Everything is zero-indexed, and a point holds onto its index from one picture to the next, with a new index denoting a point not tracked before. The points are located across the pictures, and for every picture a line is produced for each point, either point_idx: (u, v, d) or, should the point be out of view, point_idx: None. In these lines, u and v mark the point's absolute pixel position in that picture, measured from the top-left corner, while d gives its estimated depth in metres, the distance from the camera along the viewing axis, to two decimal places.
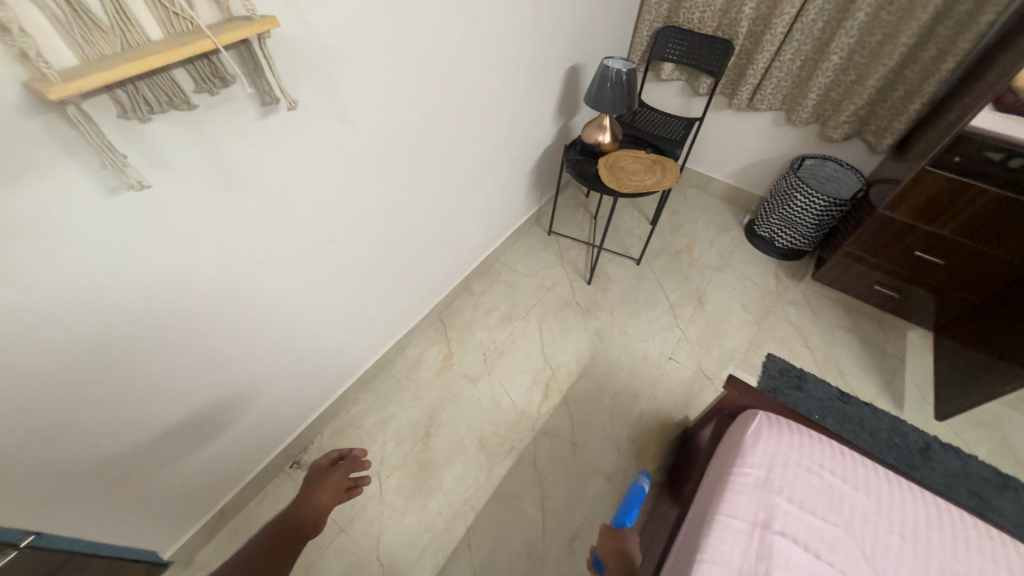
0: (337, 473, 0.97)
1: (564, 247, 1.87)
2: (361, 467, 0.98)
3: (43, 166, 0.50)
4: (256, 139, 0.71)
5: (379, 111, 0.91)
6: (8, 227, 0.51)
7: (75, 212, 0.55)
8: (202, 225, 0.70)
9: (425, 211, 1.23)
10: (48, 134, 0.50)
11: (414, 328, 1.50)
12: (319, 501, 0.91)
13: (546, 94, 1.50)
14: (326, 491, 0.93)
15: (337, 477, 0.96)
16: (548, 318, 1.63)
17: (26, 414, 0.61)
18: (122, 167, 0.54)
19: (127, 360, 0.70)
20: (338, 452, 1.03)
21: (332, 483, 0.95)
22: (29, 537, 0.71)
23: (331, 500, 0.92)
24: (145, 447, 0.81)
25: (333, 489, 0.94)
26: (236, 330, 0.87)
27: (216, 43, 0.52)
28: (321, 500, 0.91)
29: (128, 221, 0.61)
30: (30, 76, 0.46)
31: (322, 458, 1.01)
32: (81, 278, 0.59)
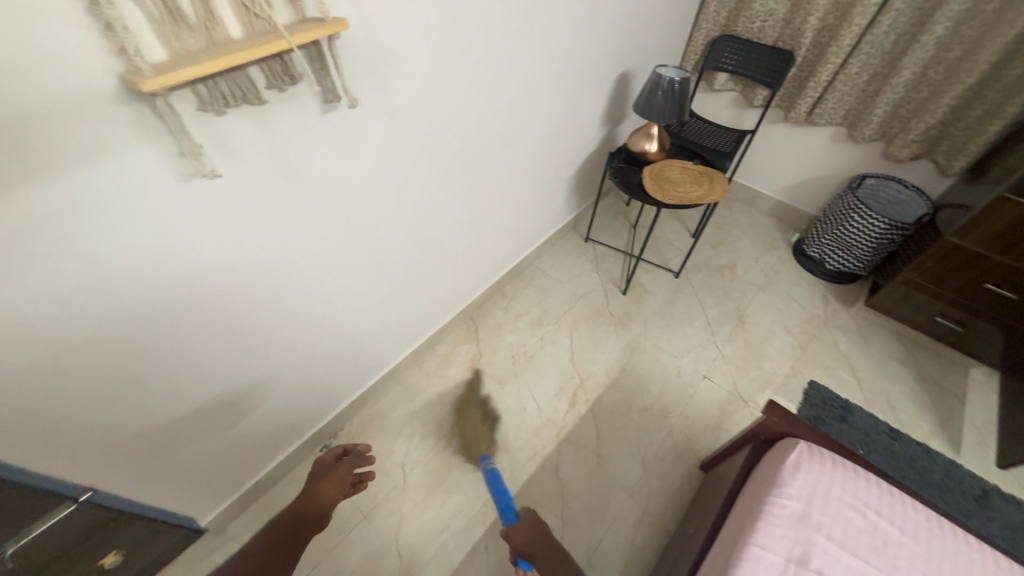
0: (342, 468, 0.96)
1: (600, 255, 1.85)
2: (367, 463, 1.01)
3: (126, 150, 0.55)
4: (315, 134, 0.74)
5: (429, 110, 0.92)
6: (93, 204, 0.55)
7: (151, 194, 0.59)
8: (257, 212, 0.74)
9: (466, 210, 1.25)
10: (135, 123, 0.54)
11: (446, 326, 1.51)
12: (324, 493, 0.91)
13: (594, 100, 1.49)
14: (331, 485, 0.93)
15: (342, 474, 0.96)
16: (580, 325, 1.61)
17: (92, 376, 0.67)
18: (196, 155, 0.58)
19: (177, 335, 0.74)
20: (344, 447, 1.02)
21: (338, 478, 0.94)
22: (86, 493, 0.77)
23: (336, 495, 0.93)
24: (191, 417, 0.86)
25: (339, 483, 0.94)
26: (279, 313, 0.90)
27: (290, 43, 0.55)
28: (326, 494, 0.91)
29: (194, 204, 0.65)
30: (125, 68, 0.50)
31: (327, 452, 1.00)
32: (147, 256, 0.64)
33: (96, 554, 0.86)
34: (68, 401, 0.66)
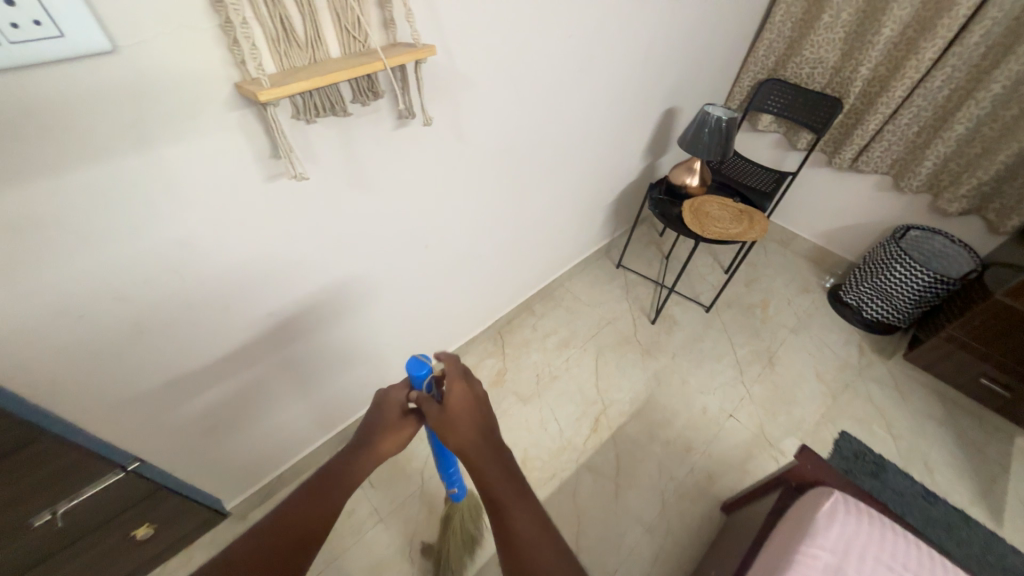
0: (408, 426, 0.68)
1: (630, 283, 1.86)
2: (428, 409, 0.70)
3: (228, 148, 0.60)
4: (388, 146, 0.79)
5: (490, 131, 0.97)
6: (189, 194, 0.61)
7: (242, 190, 0.65)
8: (325, 215, 0.79)
9: (510, 227, 1.28)
10: (240, 126, 0.60)
11: (475, 338, 1.54)
12: (381, 449, 0.66)
13: (640, 131, 1.53)
14: (391, 437, 0.67)
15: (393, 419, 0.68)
16: (606, 351, 1.61)
17: (162, 353, 0.72)
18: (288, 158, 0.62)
19: (239, 321, 0.80)
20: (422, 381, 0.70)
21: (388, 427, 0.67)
22: (135, 463, 0.81)
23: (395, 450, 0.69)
24: (236, 403, 0.90)
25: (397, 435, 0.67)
26: (330, 311, 0.95)
27: (384, 63, 0.60)
28: (385, 447, 0.67)
29: (274, 203, 0.70)
30: (240, 79, 0.56)
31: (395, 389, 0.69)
32: (224, 246, 0.69)
33: (131, 524, 0.90)
34: (138, 374, 0.71)
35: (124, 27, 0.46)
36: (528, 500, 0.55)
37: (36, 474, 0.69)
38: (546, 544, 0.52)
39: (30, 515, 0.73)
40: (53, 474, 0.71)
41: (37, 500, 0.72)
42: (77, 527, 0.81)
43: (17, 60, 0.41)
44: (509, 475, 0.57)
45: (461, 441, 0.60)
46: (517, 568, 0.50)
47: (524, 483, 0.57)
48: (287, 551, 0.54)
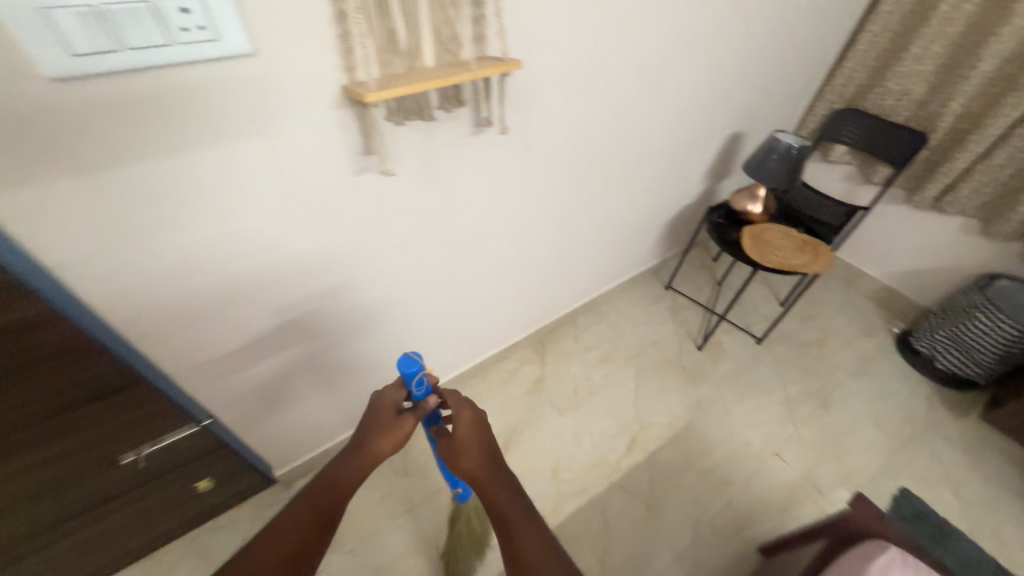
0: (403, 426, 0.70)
1: (678, 306, 1.82)
2: (420, 409, 0.70)
3: (327, 141, 0.67)
4: (463, 150, 0.84)
5: (558, 143, 1.01)
6: (290, 180, 0.68)
7: (332, 181, 0.72)
8: (398, 210, 0.84)
9: (563, 237, 1.30)
10: (340, 123, 0.66)
11: (516, 343, 1.57)
12: (377, 451, 0.68)
13: (702, 153, 1.51)
14: (386, 438, 0.69)
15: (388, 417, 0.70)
16: (646, 372, 1.59)
17: (243, 321, 0.80)
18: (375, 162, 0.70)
19: (311, 300, 0.87)
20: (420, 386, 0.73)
21: (383, 426, 0.70)
22: (208, 420, 0.89)
23: (391, 451, 0.70)
24: (297, 376, 0.97)
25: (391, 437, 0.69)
26: (391, 300, 1.01)
27: (473, 74, 0.65)
28: (379, 449, 0.68)
29: (357, 195, 0.77)
30: (346, 82, 0.62)
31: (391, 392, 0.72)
32: (310, 230, 0.76)
33: (194, 475, 0.99)
34: (223, 338, 0.79)
35: (262, 32, 0.53)
36: (531, 518, 0.64)
37: (129, 413, 0.78)
38: (550, 560, 0.59)
39: (119, 450, 0.83)
40: (142, 416, 0.80)
41: (128, 438, 0.82)
42: (151, 470, 0.91)
43: (180, 56, 0.49)
44: (514, 495, 0.66)
45: (470, 465, 0.68)
46: None
47: (528, 501, 0.66)
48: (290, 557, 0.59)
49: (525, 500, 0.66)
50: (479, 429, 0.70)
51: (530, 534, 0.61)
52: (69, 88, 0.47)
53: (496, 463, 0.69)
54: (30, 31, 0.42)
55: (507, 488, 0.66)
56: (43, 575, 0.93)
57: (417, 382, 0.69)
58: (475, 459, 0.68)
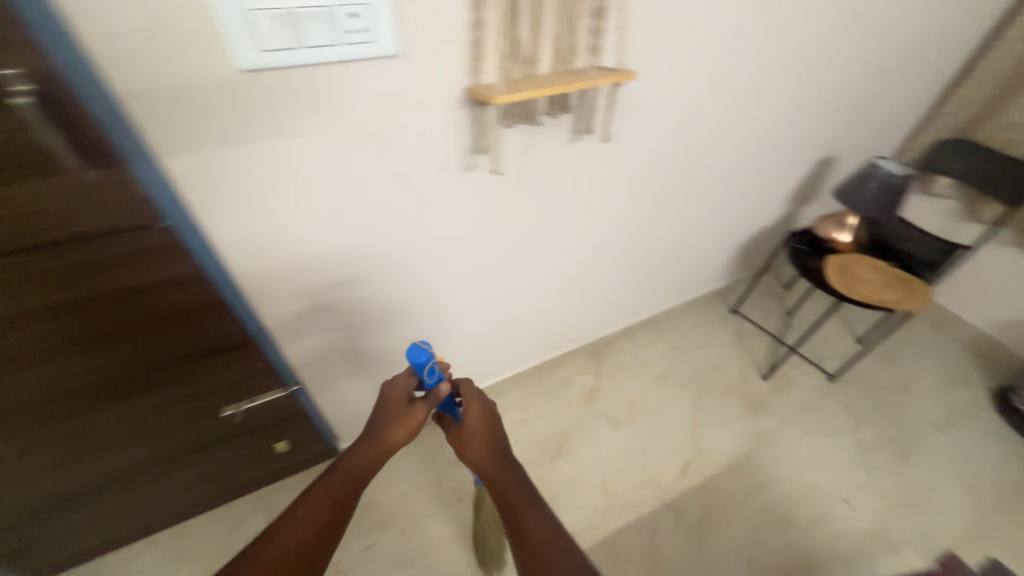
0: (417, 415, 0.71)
1: (743, 331, 1.75)
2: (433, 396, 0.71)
3: (442, 137, 0.71)
4: (559, 155, 0.87)
5: (648, 155, 1.01)
6: (404, 171, 0.73)
7: (439, 175, 0.76)
8: (492, 208, 0.88)
9: (636, 248, 1.30)
10: (457, 121, 0.70)
11: (574, 351, 1.57)
12: (391, 440, 0.70)
13: (788, 176, 1.46)
14: (400, 426, 0.70)
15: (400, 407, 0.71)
16: (706, 396, 1.54)
17: (341, 294, 0.86)
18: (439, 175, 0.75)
19: (401, 284, 0.92)
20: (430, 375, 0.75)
21: (396, 415, 0.71)
22: (294, 386, 0.96)
23: (406, 440, 0.71)
24: (375, 351, 1.04)
25: (405, 426, 0.71)
26: (469, 293, 1.05)
27: (588, 83, 0.67)
28: (395, 439, 0.70)
29: (459, 190, 0.81)
30: (469, 85, 0.67)
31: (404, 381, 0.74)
32: (412, 219, 0.80)
33: (274, 436, 1.07)
34: (324, 307, 0.87)
35: (409, 35, 0.58)
36: (534, 499, 0.68)
37: (234, 371, 0.85)
38: (553, 539, 0.63)
39: (220, 404, 0.91)
40: (243, 375, 0.87)
41: (229, 393, 0.89)
42: (241, 425, 0.99)
43: (339, 54, 0.55)
44: (517, 480, 0.70)
45: (476, 453, 0.72)
46: (530, 554, 0.61)
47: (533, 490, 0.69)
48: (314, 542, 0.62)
49: (529, 484, 0.70)
50: (486, 420, 0.73)
51: (533, 514, 0.66)
52: (252, 78, 0.54)
53: (500, 449, 0.73)
54: (233, 26, 0.49)
55: (512, 473, 0.70)
56: (140, 505, 1.02)
57: (428, 371, 0.70)
58: (481, 447, 0.72)
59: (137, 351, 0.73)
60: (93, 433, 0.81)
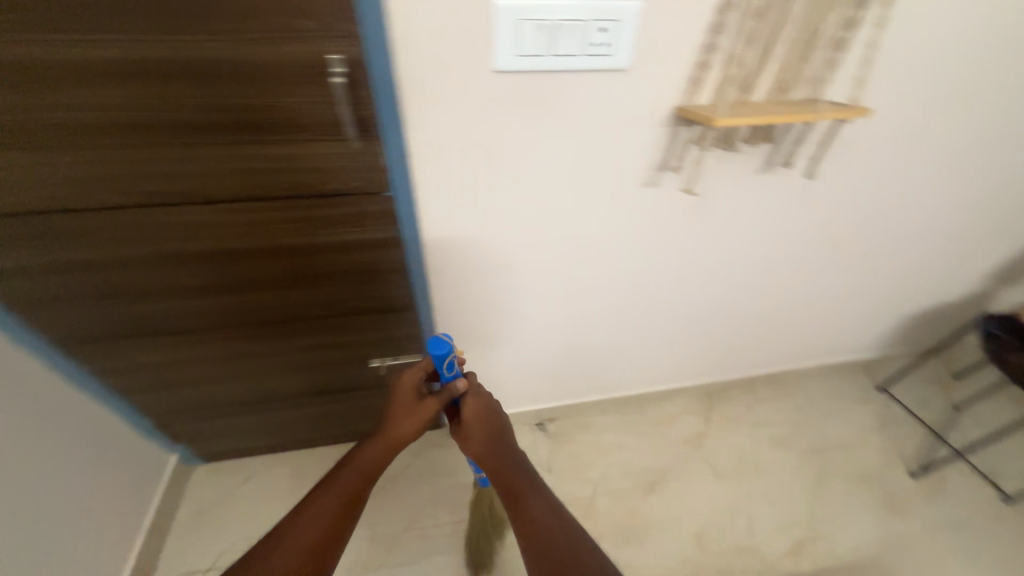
0: (426, 410, 0.75)
1: (891, 415, 1.51)
2: (443, 393, 0.74)
3: (637, 150, 0.73)
4: (741, 184, 0.84)
5: (832, 199, 0.93)
6: (592, 177, 0.75)
7: (621, 186, 0.78)
8: (658, 226, 0.87)
9: (788, 296, 1.19)
10: (656, 137, 0.71)
11: (685, 389, 1.49)
12: (400, 434, 0.74)
13: (994, 248, 1.23)
14: (411, 419, 0.74)
15: (411, 401, 0.76)
16: (832, 476, 1.35)
17: (498, 284, 0.91)
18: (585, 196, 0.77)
19: (550, 286, 0.95)
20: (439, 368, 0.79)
21: (407, 408, 0.75)
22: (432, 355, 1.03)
23: (415, 433, 0.76)
24: (506, 346, 1.07)
25: (415, 419, 0.75)
26: (607, 309, 1.05)
27: (811, 117, 0.64)
28: (404, 432, 0.75)
29: (634, 204, 0.82)
30: (681, 104, 0.67)
31: (413, 376, 0.78)
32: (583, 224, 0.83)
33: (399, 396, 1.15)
34: (480, 292, 0.92)
35: (641, 53, 0.61)
36: (537, 487, 0.71)
37: (393, 330, 0.93)
38: (555, 525, 0.66)
39: (371, 354, 0.99)
40: (398, 336, 0.95)
41: (382, 347, 0.97)
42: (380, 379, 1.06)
43: (580, 65, 0.60)
44: (521, 471, 0.73)
45: (479, 448, 0.76)
46: (533, 539, 0.65)
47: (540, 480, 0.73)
48: (331, 529, 0.66)
49: (533, 474, 0.73)
50: (489, 417, 0.76)
51: (537, 502, 0.69)
52: (500, 79, 0.60)
53: (504, 442, 0.75)
54: (503, 34, 0.56)
55: (516, 465, 0.74)
56: (281, 428, 1.15)
57: (445, 364, 0.71)
58: (484, 441, 0.75)
59: (331, 294, 0.83)
60: (272, 360, 0.94)
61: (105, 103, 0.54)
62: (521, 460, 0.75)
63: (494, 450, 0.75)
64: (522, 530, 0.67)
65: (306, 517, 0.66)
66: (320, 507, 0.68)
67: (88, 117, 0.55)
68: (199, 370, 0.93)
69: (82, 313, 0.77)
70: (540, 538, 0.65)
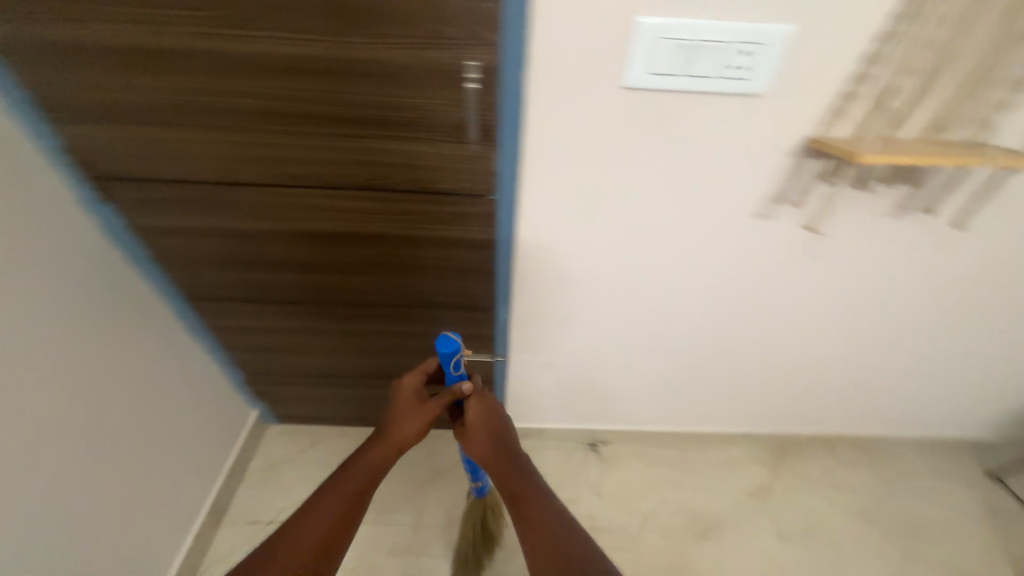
0: (428, 413, 0.77)
1: (1003, 508, 1.30)
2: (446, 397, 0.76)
3: (754, 179, 0.69)
4: (862, 224, 0.77)
5: (970, 252, 0.83)
6: (699, 202, 0.73)
7: (729, 214, 0.74)
8: (760, 259, 0.82)
9: (895, 352, 1.07)
10: (779, 167, 0.67)
11: (753, 435, 1.38)
12: (401, 436, 0.76)
13: None
14: (413, 422, 0.77)
15: (413, 404, 0.78)
16: (921, 565, 1.18)
17: (579, 298, 0.90)
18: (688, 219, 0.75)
19: (631, 307, 0.92)
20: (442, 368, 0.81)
21: (411, 411, 0.77)
22: (500, 356, 1.04)
23: (417, 435, 0.78)
24: (575, 360, 1.06)
25: (417, 422, 0.77)
26: (687, 337, 1.00)
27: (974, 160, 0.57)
28: (405, 435, 0.77)
29: (739, 234, 0.77)
30: (814, 135, 0.63)
31: (413, 379, 0.79)
32: (680, 248, 0.80)
33: None
34: (560, 304, 0.92)
35: (781, 79, 0.58)
36: (539, 491, 0.75)
37: (469, 328, 0.96)
38: (558, 531, 0.70)
39: (444, 348, 1.01)
40: (473, 335, 0.97)
41: (454, 342, 0.99)
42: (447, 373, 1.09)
43: (713, 87, 0.58)
44: (523, 476, 0.76)
45: (481, 450, 0.78)
46: (538, 543, 0.70)
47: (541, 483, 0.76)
48: (336, 532, 0.70)
49: (535, 478, 0.77)
50: (490, 420, 0.78)
51: (539, 508, 0.73)
52: (627, 96, 0.60)
53: (506, 446, 0.78)
54: (639, 51, 0.56)
55: (518, 469, 0.76)
56: (348, 404, 1.21)
57: (452, 363, 0.73)
58: (487, 444, 0.78)
59: (420, 285, 0.86)
60: (354, 340, 0.99)
61: (267, 93, 0.60)
62: (522, 463, 0.77)
63: (498, 453, 0.78)
64: (527, 535, 0.71)
65: (312, 522, 0.70)
66: (325, 511, 0.71)
67: (237, 104, 0.61)
68: (290, 340, 1.00)
69: (208, 276, 0.86)
70: (545, 544, 0.70)
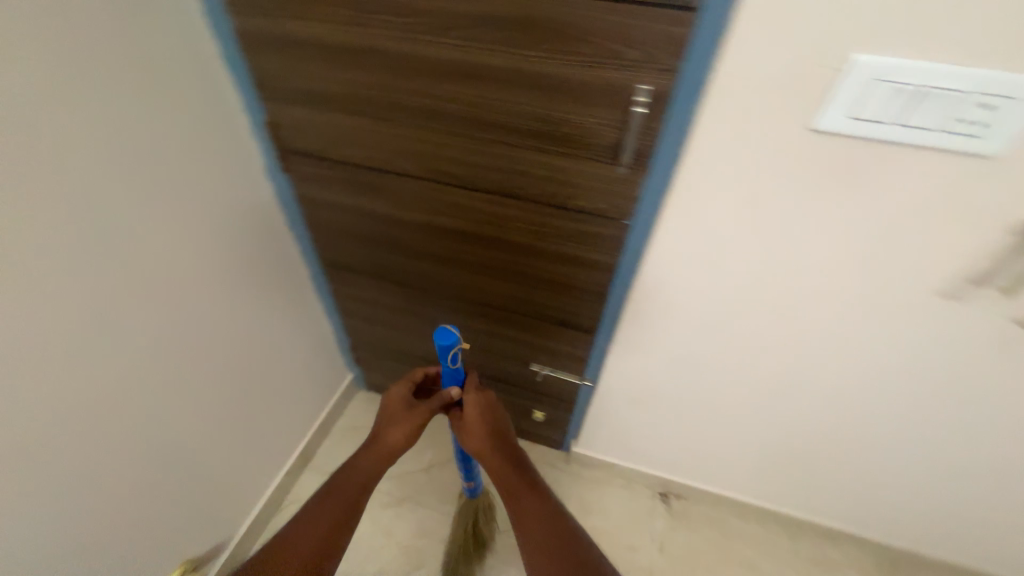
0: (418, 416, 0.79)
1: None
2: (437, 401, 0.77)
3: (949, 250, 0.59)
4: None
5: None
6: (869, 265, 0.63)
7: (904, 284, 0.64)
8: (931, 341, 0.69)
9: None
10: (989, 241, 0.56)
11: (866, 539, 1.16)
12: (391, 441, 0.78)
13: None
14: (403, 428, 0.78)
15: (402, 411, 0.80)
16: None
17: (694, 339, 0.83)
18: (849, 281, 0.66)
19: (752, 361, 0.83)
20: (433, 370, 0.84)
21: (401, 416, 0.79)
22: (587, 381, 1.01)
23: (405, 440, 0.79)
24: (670, 401, 0.99)
25: (406, 427, 0.79)
26: (810, 408, 0.88)
27: None
28: (393, 440, 0.78)
29: (909, 308, 0.66)
30: None
31: (399, 387, 0.82)
32: (830, 311, 0.71)
33: (540, 404, 1.16)
34: (670, 342, 0.86)
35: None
36: (532, 485, 0.76)
37: (566, 345, 0.94)
38: (553, 523, 0.71)
39: (535, 359, 1.02)
40: (569, 353, 0.96)
41: (547, 356, 0.99)
42: (530, 383, 1.10)
43: (931, 141, 0.49)
44: (517, 471, 0.77)
45: (478, 445, 0.79)
46: (532, 538, 0.70)
47: (535, 478, 0.77)
48: (331, 537, 0.71)
49: (528, 472, 0.78)
50: (485, 417, 0.78)
51: (532, 503, 0.74)
52: (814, 139, 0.53)
53: (501, 441, 0.79)
54: (846, 93, 0.49)
55: (513, 466, 0.78)
56: None
57: (451, 355, 0.69)
58: (484, 440, 0.78)
59: (529, 295, 0.87)
60: None
61: (439, 94, 0.64)
62: (516, 459, 0.79)
63: (495, 448, 0.78)
64: (522, 529, 0.72)
65: (308, 529, 0.71)
66: (318, 517, 0.73)
67: (411, 103, 0.66)
68: (398, 319, 1.07)
69: (345, 248, 0.95)
70: (539, 537, 0.70)
